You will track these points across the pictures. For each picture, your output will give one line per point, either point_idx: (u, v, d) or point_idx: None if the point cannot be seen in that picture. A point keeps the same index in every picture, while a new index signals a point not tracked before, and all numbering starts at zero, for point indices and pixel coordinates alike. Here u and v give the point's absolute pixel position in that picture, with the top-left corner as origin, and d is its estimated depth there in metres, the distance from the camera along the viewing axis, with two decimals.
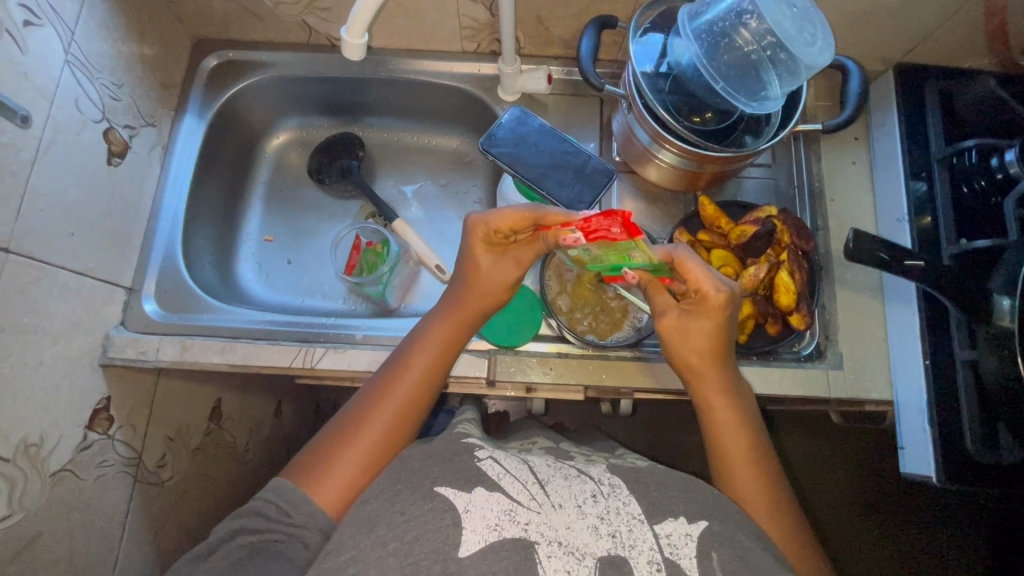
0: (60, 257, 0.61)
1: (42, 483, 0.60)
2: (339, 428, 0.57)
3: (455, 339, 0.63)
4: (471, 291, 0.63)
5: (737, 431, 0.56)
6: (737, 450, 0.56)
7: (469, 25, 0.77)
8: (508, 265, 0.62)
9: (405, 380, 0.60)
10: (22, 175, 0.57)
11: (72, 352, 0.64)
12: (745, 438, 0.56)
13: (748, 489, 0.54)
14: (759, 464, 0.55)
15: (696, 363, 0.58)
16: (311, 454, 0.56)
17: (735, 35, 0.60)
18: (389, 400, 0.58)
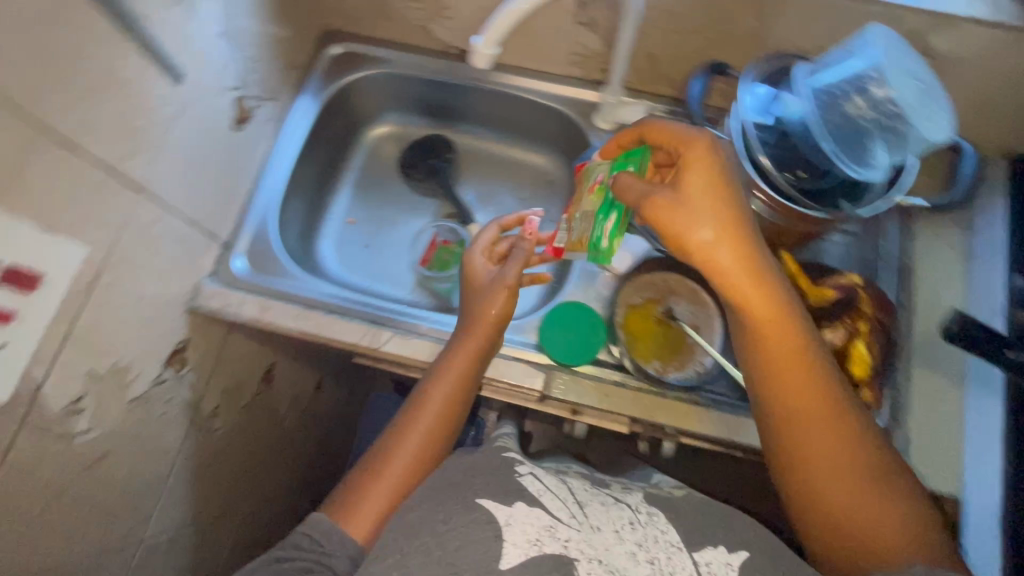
0: (178, 204, 0.67)
1: (120, 407, 0.65)
2: (369, 463, 0.62)
3: (472, 370, 0.66)
4: (476, 328, 0.66)
5: (795, 372, 0.54)
6: (800, 399, 0.53)
7: (581, 52, 0.80)
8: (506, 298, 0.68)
9: (425, 413, 0.63)
10: (165, 129, 0.61)
11: (169, 293, 0.69)
12: (805, 383, 0.54)
13: (818, 447, 0.52)
14: (827, 410, 0.53)
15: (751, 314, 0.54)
16: (344, 486, 0.61)
17: (852, 98, 0.59)
18: (410, 437, 0.62)
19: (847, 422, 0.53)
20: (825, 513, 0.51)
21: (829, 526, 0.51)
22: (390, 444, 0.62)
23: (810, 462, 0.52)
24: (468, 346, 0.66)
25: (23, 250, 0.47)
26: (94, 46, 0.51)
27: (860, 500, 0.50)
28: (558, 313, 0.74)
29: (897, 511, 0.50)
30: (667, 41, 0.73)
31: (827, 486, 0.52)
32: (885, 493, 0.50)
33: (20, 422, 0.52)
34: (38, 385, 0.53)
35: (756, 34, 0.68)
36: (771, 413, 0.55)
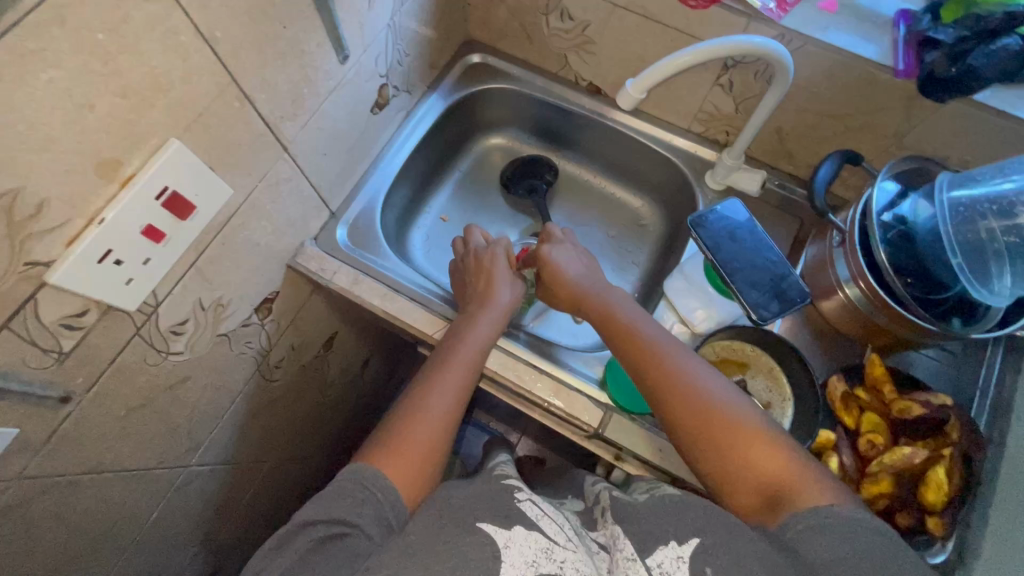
0: (309, 169, 0.71)
1: (210, 338, 0.68)
2: (393, 419, 0.60)
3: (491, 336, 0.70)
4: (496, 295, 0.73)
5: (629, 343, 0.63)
6: (659, 369, 0.59)
7: (709, 111, 0.81)
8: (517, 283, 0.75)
9: (455, 364, 0.65)
10: (322, 99, 0.67)
11: (279, 247, 0.73)
12: (654, 354, 0.60)
13: (686, 398, 0.57)
14: (677, 374, 0.58)
15: (620, 331, 0.64)
16: (382, 439, 0.58)
17: (993, 219, 0.57)
18: (434, 394, 0.62)
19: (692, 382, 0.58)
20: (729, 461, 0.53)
21: (718, 466, 0.54)
22: (422, 390, 0.63)
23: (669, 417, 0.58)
24: (483, 321, 0.70)
25: (189, 179, 0.52)
26: (293, 16, 0.56)
27: (738, 443, 0.53)
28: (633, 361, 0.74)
29: (772, 461, 0.52)
30: (801, 119, 0.73)
31: (742, 446, 0.53)
32: (753, 432, 0.54)
33: (136, 330, 0.56)
34: (159, 301, 0.57)
35: (897, 132, 0.67)
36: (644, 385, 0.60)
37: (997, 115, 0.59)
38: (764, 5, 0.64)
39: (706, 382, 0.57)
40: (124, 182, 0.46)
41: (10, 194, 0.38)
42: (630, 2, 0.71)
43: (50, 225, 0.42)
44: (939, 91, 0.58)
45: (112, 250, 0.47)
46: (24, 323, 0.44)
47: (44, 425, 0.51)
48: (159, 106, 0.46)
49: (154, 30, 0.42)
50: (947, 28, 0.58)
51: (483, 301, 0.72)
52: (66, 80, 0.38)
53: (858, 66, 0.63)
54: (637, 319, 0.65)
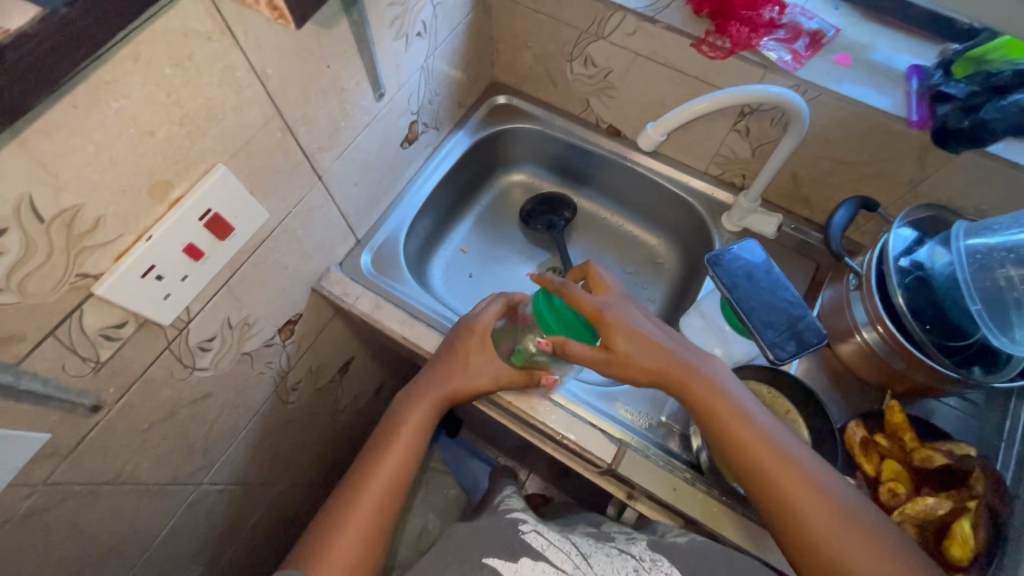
0: (340, 198, 0.75)
1: (234, 356, 0.70)
2: (337, 502, 0.62)
3: (423, 430, 0.67)
4: (427, 387, 0.68)
5: (719, 415, 0.60)
6: (775, 478, 0.57)
7: (725, 154, 0.83)
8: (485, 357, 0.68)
9: (383, 466, 0.63)
10: (356, 133, 0.70)
11: (305, 271, 0.76)
12: (766, 462, 0.57)
13: (812, 514, 0.55)
14: (796, 482, 0.56)
15: (745, 447, 0.58)
16: (313, 537, 0.59)
17: (1013, 268, 0.57)
18: (366, 499, 0.61)
19: (787, 455, 0.58)
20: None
21: (796, 533, 0.55)
22: (357, 489, 0.62)
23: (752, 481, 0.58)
24: (417, 405, 0.67)
25: (231, 203, 0.55)
26: (336, 57, 0.60)
27: (839, 537, 0.54)
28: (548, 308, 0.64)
29: (880, 567, 0.52)
30: (816, 165, 0.75)
31: (855, 555, 0.52)
32: (863, 538, 0.53)
33: (167, 344, 0.58)
34: (191, 317, 0.59)
35: (912, 181, 0.69)
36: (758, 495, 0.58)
37: (1011, 166, 0.60)
38: (780, 58, 0.67)
39: (821, 488, 0.56)
40: (172, 203, 0.49)
41: (71, 210, 0.41)
42: (650, 52, 0.75)
43: (103, 239, 0.45)
44: (954, 142, 0.60)
45: (155, 266, 0.50)
46: (68, 331, 0.46)
47: (73, 432, 0.53)
48: (210, 134, 0.49)
49: (214, 66, 0.46)
50: (958, 83, 0.60)
51: (442, 377, 0.69)
52: (136, 110, 0.42)
53: (873, 117, 0.65)
54: (759, 428, 0.59)
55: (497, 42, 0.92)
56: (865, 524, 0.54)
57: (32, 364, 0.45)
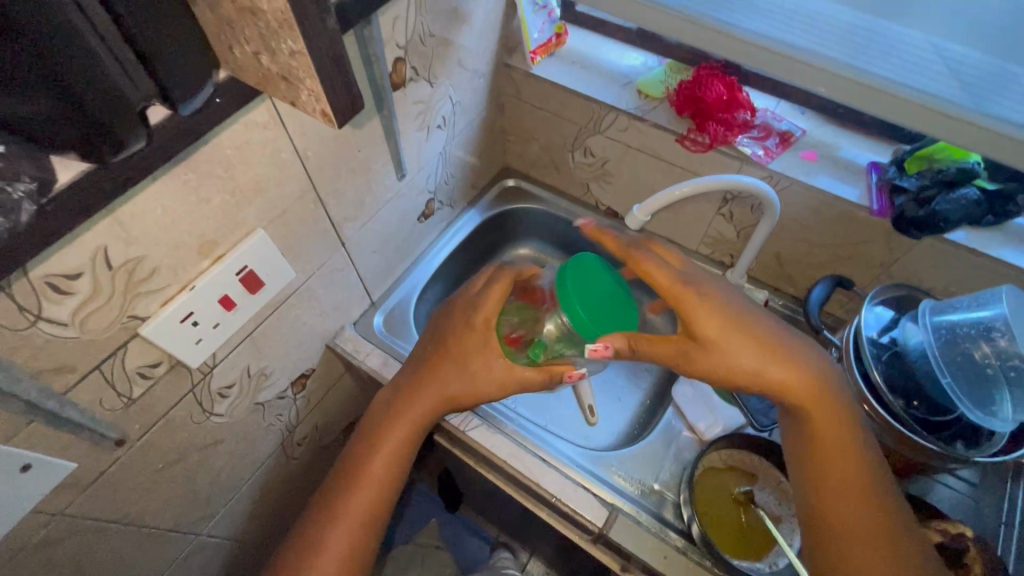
0: (359, 263, 0.83)
1: (248, 405, 0.75)
2: (320, 507, 0.65)
3: (413, 434, 0.66)
4: (422, 389, 0.66)
5: (830, 471, 0.59)
6: (840, 496, 0.58)
7: (713, 236, 0.91)
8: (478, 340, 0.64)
9: (367, 477, 0.64)
10: (379, 207, 0.80)
11: (322, 328, 0.82)
12: (849, 481, 0.58)
13: (861, 539, 0.56)
14: (864, 504, 0.57)
15: (825, 459, 0.60)
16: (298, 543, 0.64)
17: (977, 344, 0.61)
18: (349, 510, 0.64)
19: (901, 530, 0.56)
20: None
21: None
22: (340, 497, 0.64)
23: (842, 552, 0.56)
24: (411, 413, 0.66)
25: (265, 261, 0.63)
26: (367, 144, 0.70)
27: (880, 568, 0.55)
28: (615, 284, 0.63)
29: None
30: (795, 247, 0.81)
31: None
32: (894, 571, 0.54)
33: (191, 387, 0.63)
34: (215, 363, 0.65)
35: (884, 262, 0.75)
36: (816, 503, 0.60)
37: (969, 251, 0.66)
38: (754, 153, 0.76)
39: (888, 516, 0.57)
40: (215, 259, 0.57)
41: (134, 261, 0.49)
42: (641, 145, 0.85)
43: (155, 286, 0.52)
44: (913, 230, 0.67)
45: (193, 313, 0.57)
46: (111, 366, 0.52)
47: (96, 464, 0.57)
48: (255, 203, 0.58)
49: (266, 149, 0.56)
50: (912, 177, 0.68)
51: (441, 376, 0.66)
52: (200, 183, 0.51)
53: (840, 205, 0.72)
54: (862, 445, 0.60)
55: (509, 134, 1.04)
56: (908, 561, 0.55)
57: (76, 395, 0.51)
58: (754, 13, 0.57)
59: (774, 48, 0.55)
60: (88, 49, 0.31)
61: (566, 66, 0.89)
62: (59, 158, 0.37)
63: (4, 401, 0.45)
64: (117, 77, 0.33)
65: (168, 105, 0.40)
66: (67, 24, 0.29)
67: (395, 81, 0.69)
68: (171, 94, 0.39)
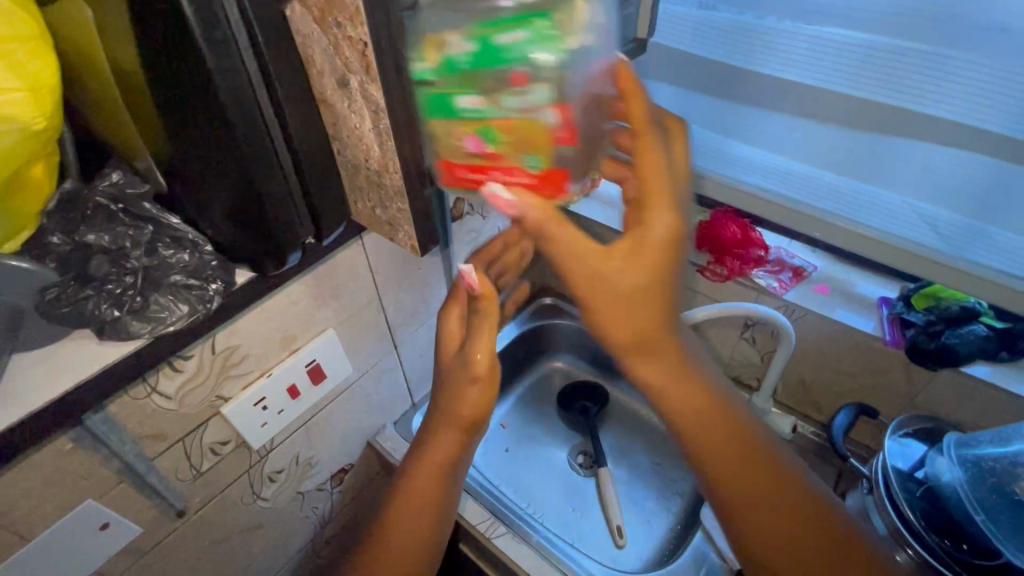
0: (407, 365, 0.92)
1: (290, 493, 0.80)
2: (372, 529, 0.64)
3: (459, 445, 0.61)
4: (479, 364, 0.57)
5: (754, 468, 0.51)
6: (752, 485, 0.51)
7: (739, 360, 0.95)
8: (486, 333, 0.55)
9: (407, 496, 0.61)
10: (430, 316, 0.91)
11: (367, 424, 0.89)
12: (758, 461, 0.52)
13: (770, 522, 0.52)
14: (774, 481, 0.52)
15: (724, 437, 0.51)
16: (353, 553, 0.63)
17: (1008, 481, 0.62)
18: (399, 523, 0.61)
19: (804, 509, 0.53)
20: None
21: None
22: (393, 515, 0.62)
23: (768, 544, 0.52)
24: (457, 414, 0.59)
25: (330, 358, 0.73)
26: (427, 263, 0.83)
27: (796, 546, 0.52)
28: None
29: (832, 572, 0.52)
30: (818, 374, 0.85)
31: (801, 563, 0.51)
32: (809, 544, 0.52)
33: (248, 467, 0.70)
34: (272, 447, 0.72)
35: (908, 393, 0.77)
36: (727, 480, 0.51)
37: (989, 386, 0.69)
38: (769, 284, 0.84)
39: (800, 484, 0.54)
40: (291, 351, 0.67)
41: (232, 348, 0.59)
42: None
43: (241, 371, 0.62)
44: (931, 362, 0.70)
45: (264, 398, 0.66)
46: (192, 439, 0.60)
47: (155, 532, 0.63)
48: (331, 308, 0.70)
49: (347, 264, 0.68)
50: (919, 312, 0.73)
51: (477, 342, 0.56)
52: (295, 290, 0.63)
53: (856, 335, 0.77)
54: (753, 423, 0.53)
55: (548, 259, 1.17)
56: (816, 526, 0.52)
57: (159, 461, 0.59)
58: (762, 177, 0.71)
59: (768, 201, 0.69)
60: (286, 196, 0.44)
61: (599, 206, 1.04)
62: (240, 268, 0.51)
63: (109, 459, 0.54)
64: (294, 215, 0.46)
65: (317, 239, 0.50)
66: (281, 183, 0.43)
67: (454, 214, 0.84)
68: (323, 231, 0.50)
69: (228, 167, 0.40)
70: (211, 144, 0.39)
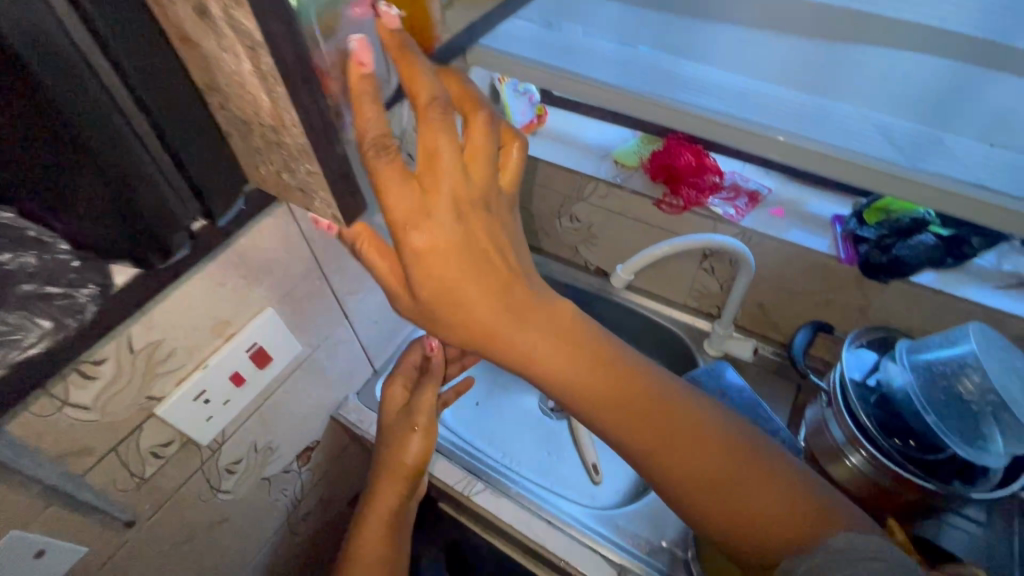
0: (361, 334, 0.87)
1: (254, 480, 0.76)
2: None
3: (400, 493, 0.73)
4: (390, 470, 0.72)
5: (635, 415, 0.48)
6: (655, 445, 0.49)
7: (699, 290, 0.96)
8: (411, 440, 0.72)
9: (368, 547, 0.70)
10: (379, 280, 0.85)
11: (327, 399, 0.85)
12: (648, 400, 0.49)
13: (686, 467, 0.49)
14: (676, 428, 0.49)
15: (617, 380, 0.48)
16: None
17: (955, 381, 0.65)
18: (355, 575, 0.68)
19: (722, 447, 0.49)
20: (734, 520, 0.48)
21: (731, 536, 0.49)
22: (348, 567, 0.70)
23: (693, 502, 0.50)
24: (392, 481, 0.72)
25: (273, 338, 0.67)
26: None
27: (715, 495, 0.49)
28: None
29: (771, 498, 0.48)
30: (776, 296, 0.86)
31: (750, 494, 0.48)
32: (756, 483, 0.48)
33: (200, 464, 0.65)
34: (224, 439, 0.67)
35: (861, 305, 0.79)
36: (644, 458, 0.50)
37: (937, 292, 0.71)
38: (726, 211, 0.82)
39: (709, 418, 0.50)
40: (227, 337, 0.61)
41: (154, 345, 0.52)
42: (623, 210, 0.92)
43: (171, 368, 0.55)
44: (883, 274, 0.72)
45: (204, 391, 0.60)
46: (127, 447, 0.55)
47: (105, 548, 0.58)
48: (265, 285, 0.63)
49: (276, 235, 0.61)
50: (871, 228, 0.74)
51: (390, 462, 0.73)
52: (216, 271, 0.56)
53: (812, 255, 0.77)
54: (644, 365, 0.51)
55: None
56: (743, 463, 0.49)
57: (91, 477, 0.53)
58: (693, 92, 0.63)
59: (710, 117, 0.60)
60: (154, 178, 0.38)
61: (547, 143, 0.98)
62: (117, 265, 0.43)
63: (27, 486, 0.48)
64: (168, 197, 0.39)
65: (203, 213, 0.45)
66: (147, 163, 0.37)
67: None
68: (208, 206, 0.44)
69: (60, 137, 0.32)
70: (24, 116, 0.30)
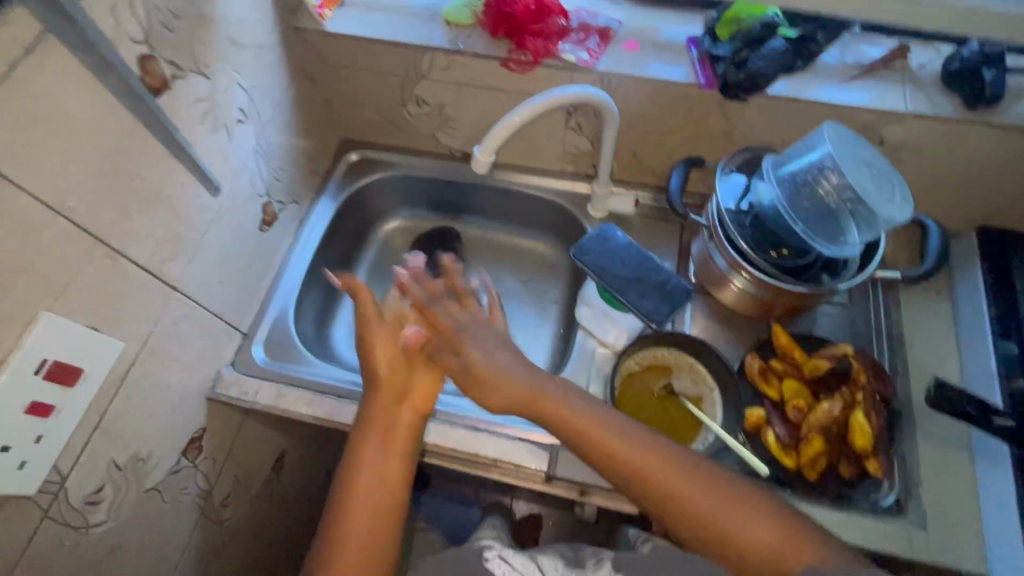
0: (206, 300, 0.73)
1: (136, 496, 0.65)
2: (331, 515, 0.60)
3: (402, 383, 0.67)
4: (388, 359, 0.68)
5: (604, 449, 0.59)
6: (639, 468, 0.57)
7: (571, 152, 0.90)
8: (388, 323, 0.69)
9: (377, 448, 0.63)
10: (201, 233, 0.69)
11: (192, 383, 0.73)
12: (613, 442, 0.59)
13: (682, 495, 0.55)
14: (663, 463, 0.57)
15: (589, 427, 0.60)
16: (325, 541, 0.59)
17: (815, 186, 0.66)
18: (365, 477, 0.61)
19: (708, 477, 0.56)
20: (715, 536, 0.54)
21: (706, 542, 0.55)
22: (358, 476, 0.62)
23: (686, 520, 0.55)
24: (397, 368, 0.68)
25: (72, 346, 0.52)
26: (151, 167, 0.59)
27: (700, 500, 0.55)
28: None
29: (763, 522, 0.54)
30: (646, 139, 0.81)
31: (733, 522, 0.54)
32: (751, 514, 0.54)
33: (44, 512, 0.53)
34: (66, 474, 0.55)
35: (725, 131, 0.77)
36: (625, 477, 0.58)
37: (791, 100, 0.70)
38: (579, 58, 0.73)
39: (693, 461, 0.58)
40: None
41: None
42: (470, 80, 0.80)
43: None
44: (738, 93, 0.69)
45: None
46: None
47: None
48: (20, 284, 0.47)
49: None
50: (725, 44, 0.70)
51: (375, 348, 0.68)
52: None
53: (671, 88, 0.72)
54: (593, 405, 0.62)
55: (332, 104, 0.93)
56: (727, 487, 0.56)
57: None
58: None
59: None
60: None
61: (360, 14, 0.80)
62: None
63: None
64: None
65: None
66: None
67: (152, 85, 0.57)
68: None
69: None
70: None
